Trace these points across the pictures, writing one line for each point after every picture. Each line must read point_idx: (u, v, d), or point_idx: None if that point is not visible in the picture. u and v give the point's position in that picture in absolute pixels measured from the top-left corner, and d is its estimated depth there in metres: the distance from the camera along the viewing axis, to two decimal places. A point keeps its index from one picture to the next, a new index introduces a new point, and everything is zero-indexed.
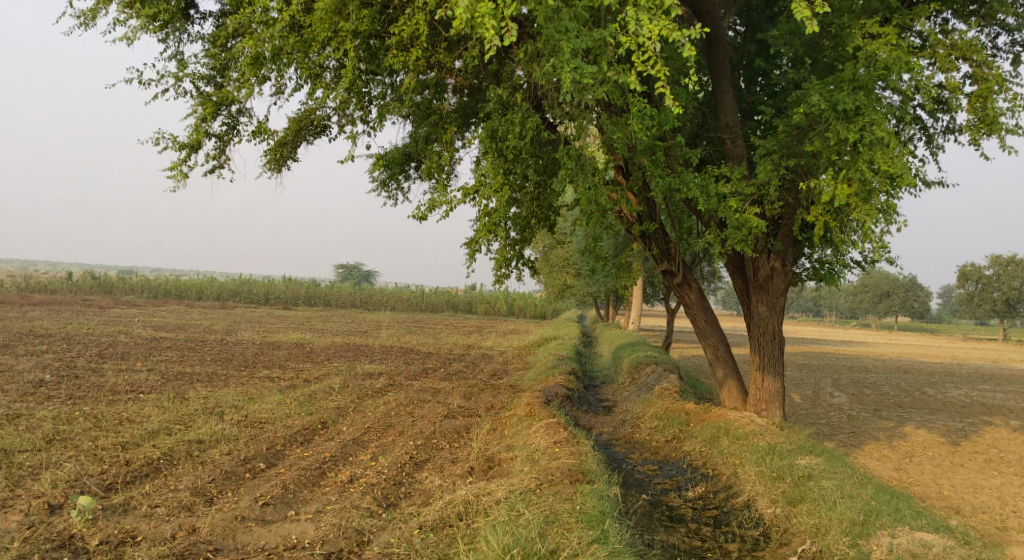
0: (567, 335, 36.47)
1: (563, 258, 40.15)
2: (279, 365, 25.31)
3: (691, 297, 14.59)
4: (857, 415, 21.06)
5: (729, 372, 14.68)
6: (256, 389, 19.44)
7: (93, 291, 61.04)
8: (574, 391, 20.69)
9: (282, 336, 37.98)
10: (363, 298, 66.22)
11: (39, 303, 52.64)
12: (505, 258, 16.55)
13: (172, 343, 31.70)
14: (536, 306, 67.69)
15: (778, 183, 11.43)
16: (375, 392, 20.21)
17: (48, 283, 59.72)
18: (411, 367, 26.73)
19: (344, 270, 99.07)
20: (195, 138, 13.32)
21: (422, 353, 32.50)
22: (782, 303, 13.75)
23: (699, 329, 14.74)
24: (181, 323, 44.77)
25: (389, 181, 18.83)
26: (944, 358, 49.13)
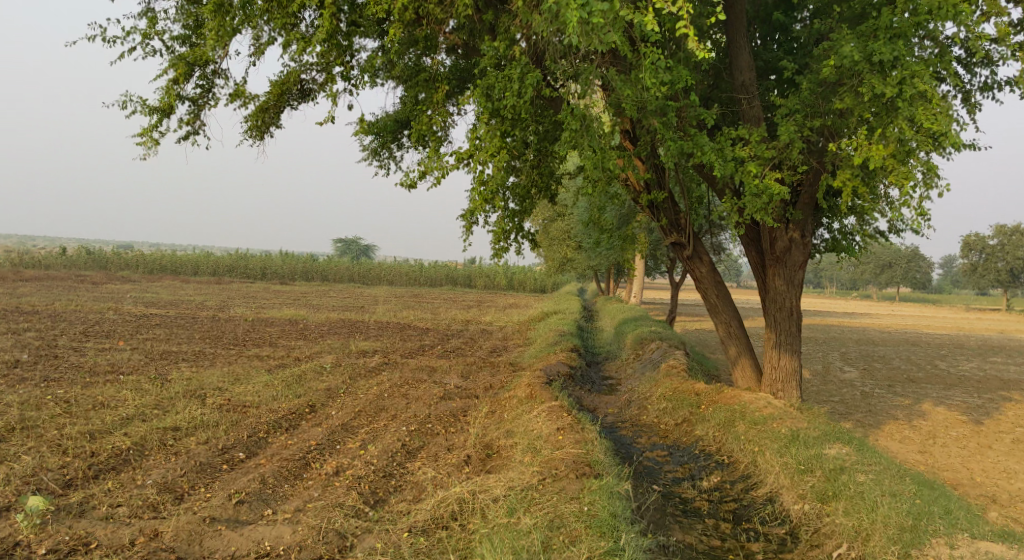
0: (568, 309, 35.59)
1: (563, 230, 39.23)
2: (270, 343, 24.43)
3: (702, 271, 13.65)
4: (872, 392, 20.17)
5: (742, 350, 13.77)
6: (243, 369, 18.57)
7: (88, 267, 60.13)
8: (576, 369, 19.80)
9: (276, 312, 37.09)
10: (360, 272, 65.33)
11: (31, 279, 51.69)
12: (503, 231, 15.59)
13: (162, 319, 30.80)
14: (536, 280, 66.79)
15: (801, 146, 10.50)
16: (369, 372, 19.34)
17: (40, 259, 58.78)
18: (407, 344, 25.86)
19: (343, 244, 98.26)
20: (166, 102, 12.40)
21: (420, 329, 31.62)
22: (800, 277, 12.85)
23: (710, 304, 13.82)
24: (175, 299, 43.90)
25: (380, 150, 17.85)
26: (950, 330, 48.28)
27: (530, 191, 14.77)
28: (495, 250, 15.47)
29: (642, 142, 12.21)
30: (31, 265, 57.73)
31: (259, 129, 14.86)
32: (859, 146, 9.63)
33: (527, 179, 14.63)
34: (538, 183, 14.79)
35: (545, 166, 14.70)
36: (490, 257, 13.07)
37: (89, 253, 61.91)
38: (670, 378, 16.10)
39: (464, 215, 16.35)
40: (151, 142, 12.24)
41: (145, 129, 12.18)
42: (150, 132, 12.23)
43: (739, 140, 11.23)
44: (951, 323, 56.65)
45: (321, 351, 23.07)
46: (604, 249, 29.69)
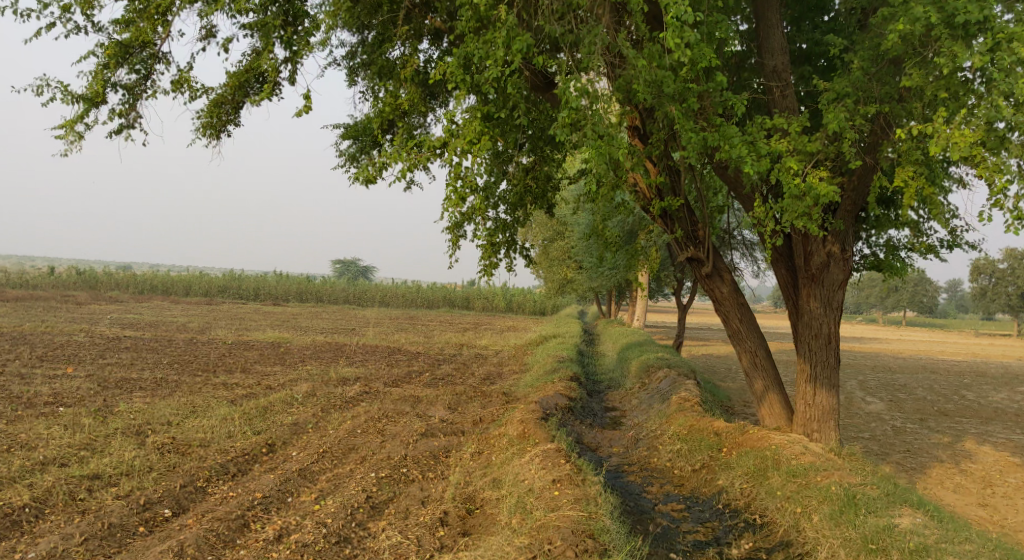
0: (568, 333, 33.65)
1: (564, 250, 37.34)
2: (244, 370, 22.46)
3: (723, 292, 11.72)
4: (904, 427, 18.12)
5: (769, 384, 11.76)
6: (205, 399, 16.61)
7: (77, 287, 58.36)
8: (577, 400, 17.83)
9: (260, 334, 35.16)
10: (356, 294, 63.42)
11: (14, 298, 49.92)
12: (491, 245, 13.72)
13: (136, 342, 28.86)
14: (535, 302, 64.81)
15: (854, 137, 8.68)
16: (346, 402, 17.36)
17: (26, 278, 56.91)
18: (394, 370, 23.90)
19: (342, 265, 96.72)
20: (94, 89, 10.44)
21: (411, 353, 29.63)
22: (839, 298, 10.95)
23: (732, 330, 11.87)
24: (158, 320, 42.00)
25: (360, 155, 16.04)
26: (966, 357, 46.16)
27: (522, 198, 12.99)
28: (484, 266, 13.61)
29: (655, 137, 10.38)
30: (16, 284, 55.88)
31: (217, 130, 13.06)
32: (940, 133, 7.97)
33: (519, 186, 12.86)
34: (530, 189, 13.01)
35: (539, 170, 12.94)
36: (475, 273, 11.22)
37: (78, 272, 60.04)
38: (683, 414, 14.12)
39: (449, 227, 14.52)
40: (73, 135, 10.33)
41: (67, 120, 10.30)
42: (74, 124, 10.34)
43: (773, 132, 9.38)
44: (964, 348, 54.49)
45: (299, 378, 21.13)
46: (608, 268, 27.76)
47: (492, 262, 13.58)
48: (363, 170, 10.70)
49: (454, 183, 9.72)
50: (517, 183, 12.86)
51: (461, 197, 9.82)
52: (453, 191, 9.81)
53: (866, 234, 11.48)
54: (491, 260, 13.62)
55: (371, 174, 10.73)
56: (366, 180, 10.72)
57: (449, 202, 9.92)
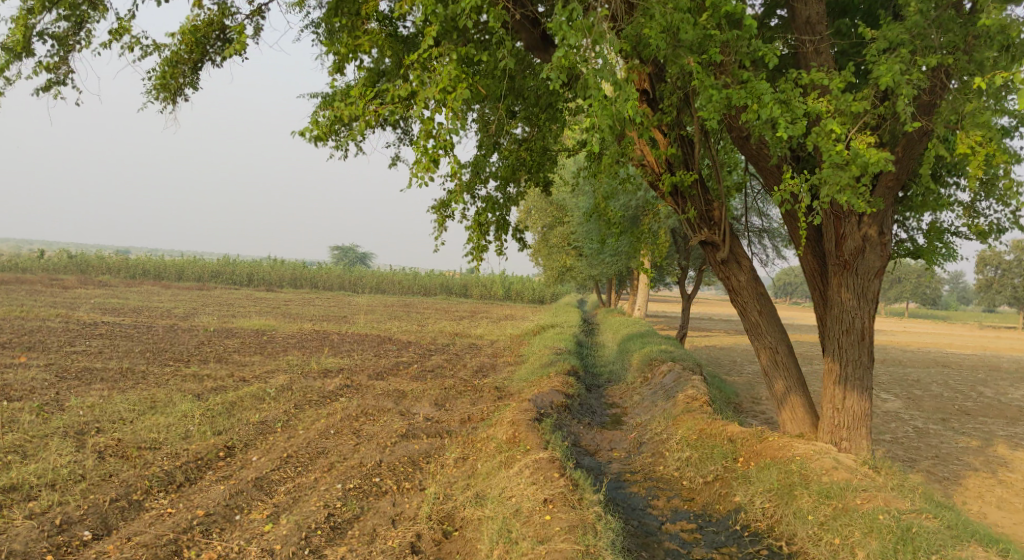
0: (567, 322, 32.31)
1: (563, 237, 35.98)
2: (220, 360, 21.04)
3: (741, 281, 10.33)
4: (928, 428, 16.73)
5: (791, 385, 10.36)
6: (168, 392, 15.19)
7: (68, 271, 57.05)
8: (575, 397, 16.46)
9: (246, 321, 33.73)
10: (352, 280, 62.08)
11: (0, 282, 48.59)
12: (478, 227, 12.31)
13: (115, 329, 27.51)
14: (534, 290, 63.48)
15: (910, 94, 7.30)
16: (323, 397, 15.95)
17: (14, 262, 55.47)
18: (381, 361, 22.49)
19: (341, 252, 95.44)
20: (18, 37, 9.07)
21: (401, 343, 28.29)
22: (875, 288, 9.55)
23: (750, 323, 10.46)
24: (145, 306, 40.65)
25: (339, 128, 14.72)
26: (976, 350, 44.78)
27: (512, 172, 11.63)
28: (472, 249, 12.21)
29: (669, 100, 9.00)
30: (5, 267, 54.57)
31: (173, 93, 11.91)
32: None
33: (510, 159, 11.47)
34: (521, 162, 11.65)
35: (533, 141, 11.58)
36: (457, 253, 9.82)
37: (70, 257, 58.60)
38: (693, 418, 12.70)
39: (435, 207, 13.13)
40: None
41: None
42: None
43: (808, 92, 8.01)
44: (973, 341, 52.93)
45: (277, 369, 19.71)
46: (610, 255, 26.34)
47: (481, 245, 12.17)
48: (313, 126, 9.02)
49: (424, 142, 8.30)
50: (507, 154, 11.48)
51: (432, 160, 8.37)
52: (424, 152, 8.39)
53: (906, 214, 10.25)
54: (479, 242, 12.23)
55: (323, 131, 9.09)
56: (319, 138, 9.08)
57: (418, 165, 8.42)
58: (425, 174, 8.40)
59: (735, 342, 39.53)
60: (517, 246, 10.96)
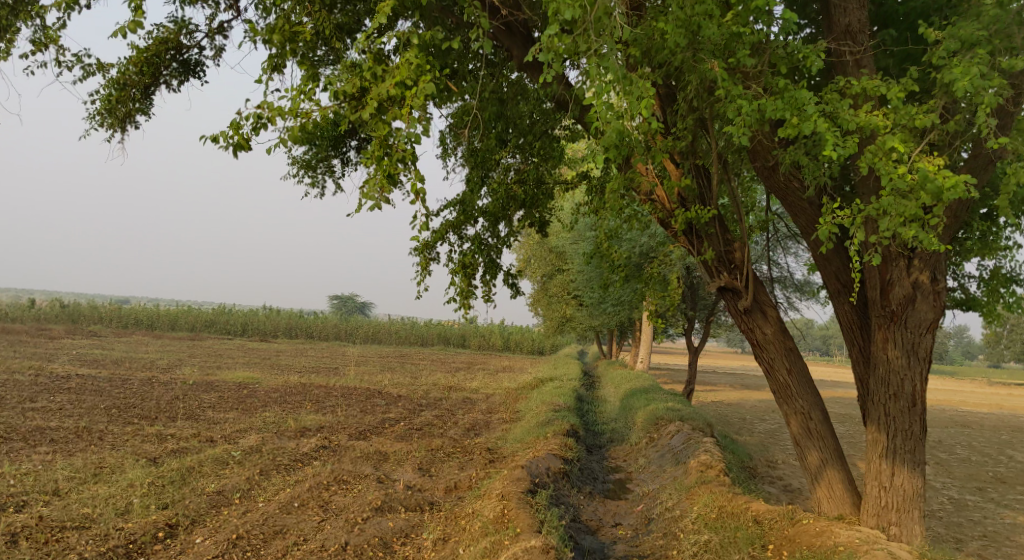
0: (566, 376, 30.79)
1: (563, 286, 34.60)
2: (192, 416, 19.48)
3: (767, 334, 8.86)
4: (965, 499, 15.12)
5: (827, 457, 8.82)
6: (121, 455, 13.65)
7: (58, 320, 55.58)
8: (574, 461, 14.94)
9: (231, 373, 32.16)
10: (348, 330, 60.58)
11: None
12: (462, 268, 10.88)
13: (89, 382, 25.97)
14: (534, 341, 61.93)
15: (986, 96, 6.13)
16: (294, 460, 14.40)
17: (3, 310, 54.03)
18: (366, 418, 20.93)
19: (339, 302, 94.11)
20: None
21: (392, 397, 26.74)
22: (928, 345, 8.07)
23: (778, 385, 8.98)
24: (129, 356, 39.07)
25: (318, 163, 13.44)
26: (992, 408, 43.04)
27: (502, 207, 10.25)
28: (459, 296, 10.80)
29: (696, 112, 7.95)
30: None
31: (119, 120, 10.37)
32: None
33: (501, 194, 10.10)
34: (512, 195, 10.29)
35: (526, 172, 10.23)
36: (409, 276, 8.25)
37: (62, 306, 57.14)
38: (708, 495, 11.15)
39: (418, 249, 11.75)
40: None
41: None
42: None
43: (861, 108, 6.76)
44: (989, 399, 51.04)
45: (252, 427, 18.16)
46: (612, 305, 24.94)
47: (465, 290, 10.74)
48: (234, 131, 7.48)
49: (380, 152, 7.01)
50: (496, 187, 10.10)
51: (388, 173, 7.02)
52: (379, 165, 7.05)
53: (962, 261, 9.04)
54: (462, 287, 10.81)
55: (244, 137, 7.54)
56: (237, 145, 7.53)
57: (371, 181, 7.06)
58: (378, 193, 7.05)
59: (742, 397, 37.87)
60: (508, 291, 9.57)
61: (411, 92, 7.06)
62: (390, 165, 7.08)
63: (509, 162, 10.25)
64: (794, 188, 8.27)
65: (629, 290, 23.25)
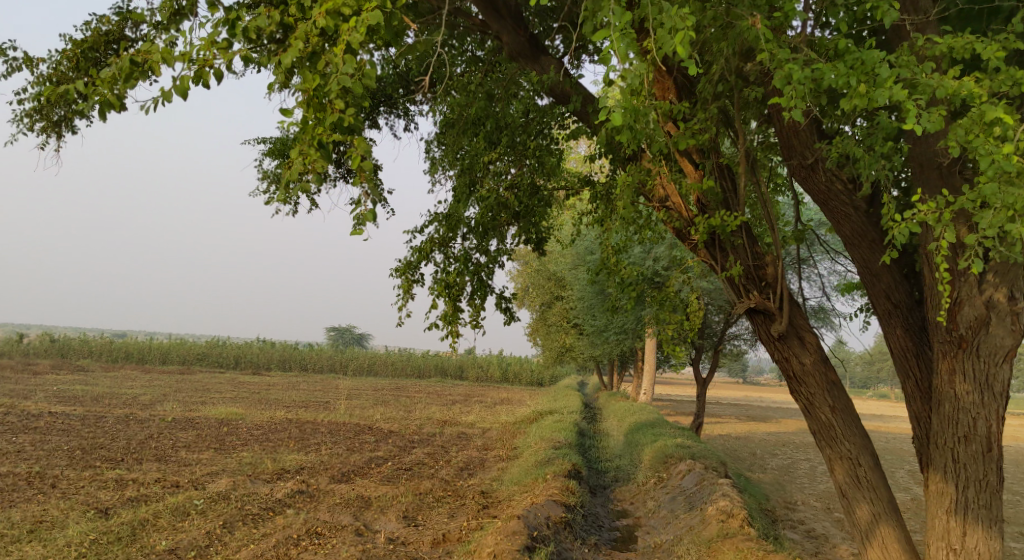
0: (566, 408, 29.35)
1: (562, 315, 33.24)
2: (162, 458, 17.97)
3: (807, 365, 7.48)
4: (1010, 547, 13.65)
5: (880, 511, 7.40)
6: (67, 507, 12.17)
7: (48, 355, 53.98)
8: (578, 506, 13.54)
9: (214, 409, 30.63)
10: (342, 362, 58.98)
11: None
12: (445, 289, 9.51)
13: (61, 421, 24.41)
14: (533, 372, 60.34)
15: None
16: (265, 509, 12.90)
17: None
18: (352, 457, 19.42)
19: (337, 333, 92.53)
20: None
21: (382, 433, 25.26)
22: (1006, 375, 6.80)
23: (818, 425, 7.57)
24: (112, 392, 37.43)
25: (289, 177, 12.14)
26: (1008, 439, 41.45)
27: (491, 217, 8.89)
28: (444, 322, 9.41)
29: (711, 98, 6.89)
30: None
31: (53, 122, 8.82)
32: None
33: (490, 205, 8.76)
34: (504, 203, 8.94)
35: (519, 178, 8.87)
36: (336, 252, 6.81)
37: (51, 339, 55.67)
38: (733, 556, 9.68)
39: (399, 269, 10.38)
40: None
41: None
42: None
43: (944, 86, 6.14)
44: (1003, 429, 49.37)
45: (225, 470, 16.67)
46: (615, 334, 23.64)
47: (449, 316, 9.37)
48: None
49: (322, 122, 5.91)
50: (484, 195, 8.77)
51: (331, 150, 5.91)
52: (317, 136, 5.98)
53: None
54: (446, 310, 9.45)
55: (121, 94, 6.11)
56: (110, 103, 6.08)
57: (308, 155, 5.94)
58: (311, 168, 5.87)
59: (750, 430, 36.37)
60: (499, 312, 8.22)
61: (350, 24, 5.83)
62: (322, 131, 5.97)
63: (503, 167, 8.88)
64: (838, 191, 7.13)
65: (634, 317, 21.91)
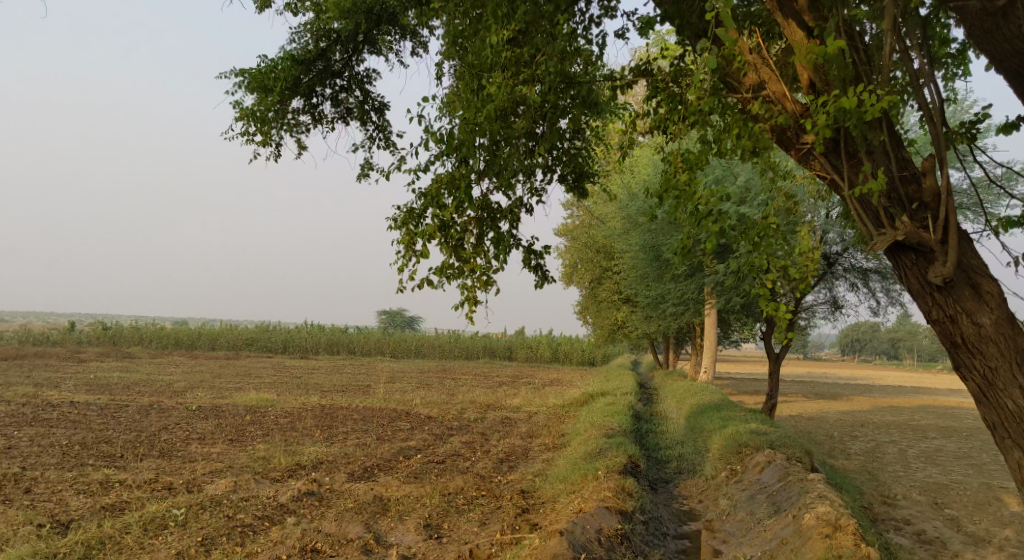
0: (621, 389, 26.92)
1: (614, 290, 30.84)
2: (164, 451, 15.87)
3: (982, 325, 5.88)
4: None
5: None
6: (19, 520, 10.08)
7: (97, 343, 52.88)
8: (638, 509, 11.22)
9: (245, 396, 28.63)
10: (391, 345, 57.05)
11: (15, 357, 44.37)
12: (443, 233, 7.44)
13: (75, 412, 22.53)
14: (585, 351, 57.90)
15: None
16: (260, 517, 10.66)
17: (46, 334, 51.70)
18: (379, 449, 17.18)
19: (389, 317, 90.99)
20: None
21: (419, 419, 23.05)
22: None
23: (1007, 407, 5.93)
24: (148, 380, 35.72)
25: (270, 116, 9.88)
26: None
27: (504, 123, 7.32)
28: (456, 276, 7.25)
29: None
30: (31, 340, 50.64)
31: None
32: None
33: (501, 103, 7.13)
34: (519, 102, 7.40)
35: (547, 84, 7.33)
36: None
37: (103, 327, 54.68)
38: None
39: (398, 219, 8.05)
40: None
41: None
42: None
43: None
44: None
45: (231, 465, 14.51)
46: (673, 306, 21.19)
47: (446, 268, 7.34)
48: None
49: None
50: (492, 92, 7.15)
51: None
52: None
53: None
54: (445, 261, 7.48)
55: None
56: None
57: None
58: None
59: (819, 409, 33.65)
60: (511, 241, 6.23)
61: None
62: None
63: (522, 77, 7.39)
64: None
65: (696, 285, 19.53)
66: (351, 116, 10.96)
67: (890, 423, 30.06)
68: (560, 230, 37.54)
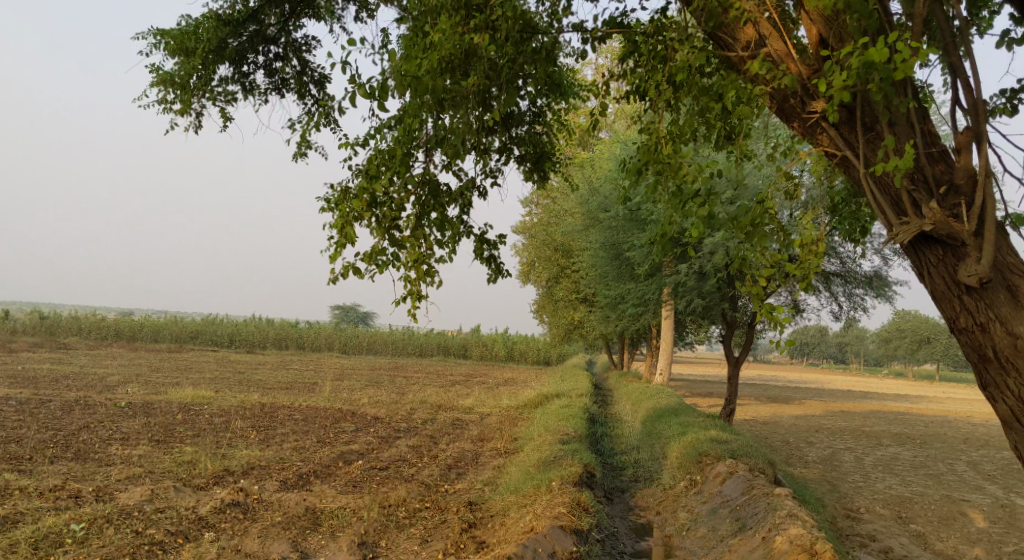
0: (575, 391, 26.11)
1: (571, 289, 30.03)
2: (82, 453, 14.59)
3: (1017, 336, 5.73)
4: None
5: None
6: None
7: (33, 332, 50.75)
8: (594, 527, 10.36)
9: (181, 391, 27.21)
10: (342, 341, 55.71)
11: None
12: (371, 212, 6.61)
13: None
14: (540, 350, 57.09)
15: None
16: (174, 533, 9.55)
17: None
18: (318, 453, 16.07)
19: (342, 312, 89.41)
20: None
21: (364, 420, 21.95)
22: None
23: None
24: (82, 372, 34.02)
25: (192, 83, 8.82)
26: None
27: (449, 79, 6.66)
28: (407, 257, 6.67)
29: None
30: None
31: None
32: None
33: (446, 52, 6.47)
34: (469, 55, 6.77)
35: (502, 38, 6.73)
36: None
37: (40, 317, 52.54)
38: None
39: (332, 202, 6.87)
40: None
41: None
42: None
43: None
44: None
45: (151, 470, 13.29)
46: (631, 307, 20.40)
47: (376, 253, 6.47)
48: None
49: None
50: (436, 39, 6.48)
51: None
52: None
53: None
54: (376, 245, 6.61)
55: None
56: None
57: None
58: None
59: (774, 413, 33.21)
60: (462, 215, 5.57)
61: None
62: None
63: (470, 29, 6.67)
64: None
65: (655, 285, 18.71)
66: (287, 89, 9.90)
67: (845, 429, 29.62)
68: (518, 227, 36.62)
